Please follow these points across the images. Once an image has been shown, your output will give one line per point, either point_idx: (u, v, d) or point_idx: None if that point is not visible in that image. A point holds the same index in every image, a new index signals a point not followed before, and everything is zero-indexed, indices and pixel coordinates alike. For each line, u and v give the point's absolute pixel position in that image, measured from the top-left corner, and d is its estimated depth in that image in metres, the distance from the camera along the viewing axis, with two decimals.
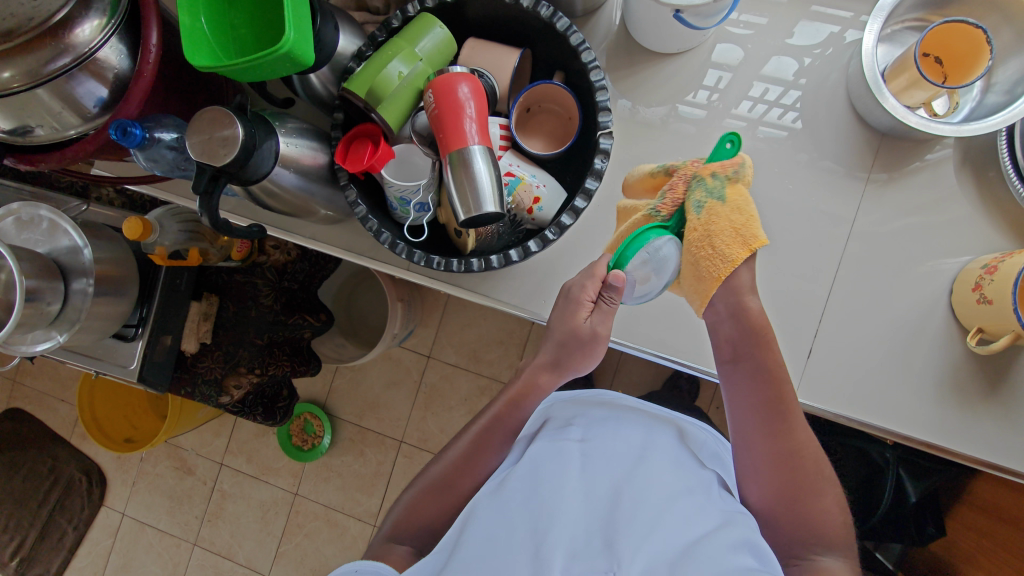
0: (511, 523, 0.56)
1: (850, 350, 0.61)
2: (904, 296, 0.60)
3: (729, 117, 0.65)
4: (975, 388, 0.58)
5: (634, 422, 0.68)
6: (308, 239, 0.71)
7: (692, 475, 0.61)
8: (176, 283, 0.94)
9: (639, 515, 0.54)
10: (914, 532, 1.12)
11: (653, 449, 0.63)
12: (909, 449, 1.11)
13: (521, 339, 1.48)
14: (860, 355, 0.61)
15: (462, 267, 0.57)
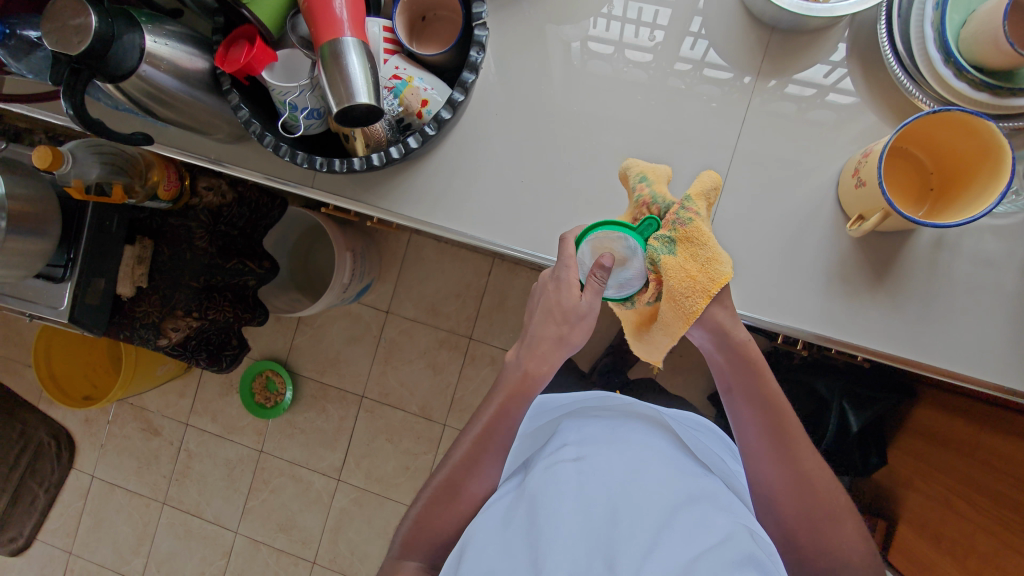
0: (512, 552, 0.54)
1: (743, 247, 0.61)
2: (793, 190, 0.61)
3: (622, 21, 0.64)
4: (862, 278, 0.59)
5: (631, 436, 0.65)
6: (212, 161, 0.71)
7: (694, 483, 0.60)
8: (106, 224, 0.93)
9: (638, 534, 0.53)
10: (859, 463, 1.14)
11: (653, 461, 0.61)
12: (851, 380, 1.12)
13: (479, 291, 1.49)
14: (753, 252, 0.61)
15: (343, 166, 0.58)
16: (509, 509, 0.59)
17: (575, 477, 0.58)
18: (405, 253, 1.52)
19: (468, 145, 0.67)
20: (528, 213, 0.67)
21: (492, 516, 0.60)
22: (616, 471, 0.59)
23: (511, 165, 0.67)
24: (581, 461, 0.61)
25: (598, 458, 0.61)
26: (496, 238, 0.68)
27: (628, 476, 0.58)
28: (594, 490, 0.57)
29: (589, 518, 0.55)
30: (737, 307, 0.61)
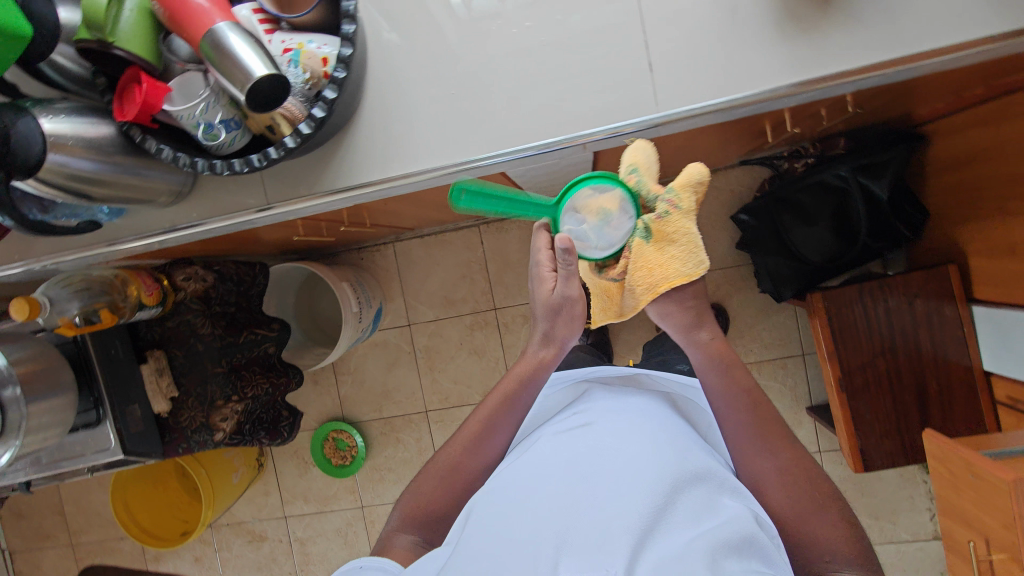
0: (520, 525, 0.56)
1: (682, 43, 0.59)
2: None
3: None
4: (807, 9, 0.57)
5: (638, 417, 0.67)
6: (169, 231, 0.71)
7: (699, 459, 0.61)
8: (111, 352, 0.94)
9: (644, 508, 0.55)
10: (905, 229, 1.12)
11: (659, 439, 0.63)
12: (857, 155, 1.09)
13: (481, 262, 1.48)
14: (693, 43, 0.59)
15: (279, 151, 0.56)
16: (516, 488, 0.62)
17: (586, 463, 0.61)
18: (398, 265, 1.51)
19: (388, 88, 0.65)
20: (473, 118, 0.64)
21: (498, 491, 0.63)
22: (620, 451, 0.61)
23: (437, 84, 0.64)
24: (586, 448, 0.63)
25: (598, 445, 0.63)
26: (455, 159, 0.65)
27: (634, 457, 0.60)
28: (599, 473, 0.59)
29: (593, 499, 0.57)
30: (652, 114, 0.61)
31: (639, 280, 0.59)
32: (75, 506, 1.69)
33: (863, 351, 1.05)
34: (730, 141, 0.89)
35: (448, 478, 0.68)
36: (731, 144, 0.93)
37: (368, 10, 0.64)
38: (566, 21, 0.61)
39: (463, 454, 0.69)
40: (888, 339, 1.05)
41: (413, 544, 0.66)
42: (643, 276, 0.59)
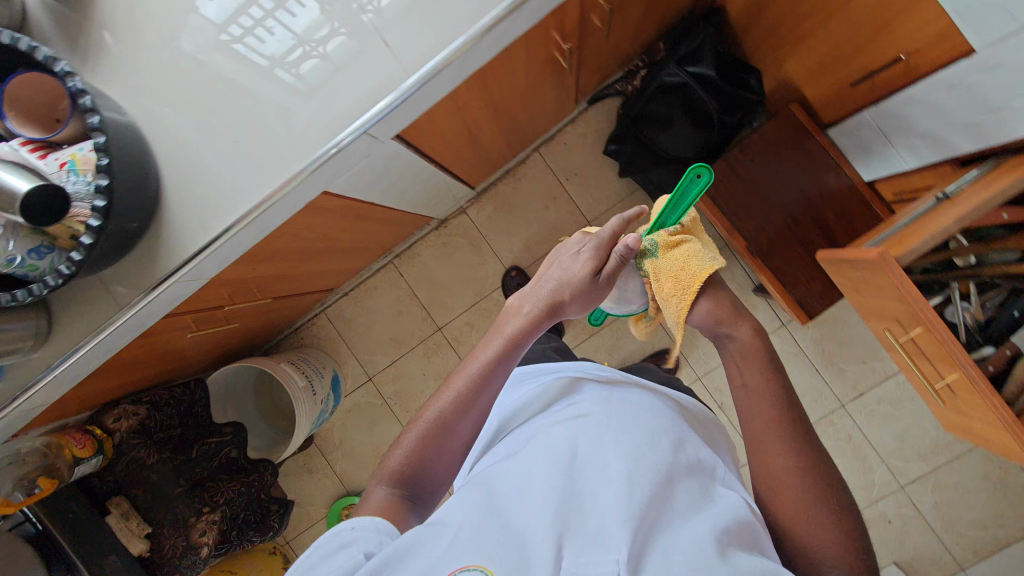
0: (529, 510, 0.55)
1: (404, 15, 0.65)
2: None
3: None
4: None
5: (636, 408, 0.67)
6: (48, 373, 0.73)
7: (687, 450, 0.63)
8: (69, 515, 0.97)
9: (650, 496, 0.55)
10: (746, 95, 1.18)
11: (660, 431, 0.63)
12: (673, 51, 1.16)
13: (409, 293, 1.50)
14: (412, 11, 0.65)
15: (80, 252, 0.60)
16: (520, 473, 0.60)
17: (592, 450, 0.60)
18: (337, 330, 1.53)
19: (182, 162, 0.69)
20: (266, 157, 0.69)
21: (503, 478, 0.61)
22: (620, 440, 0.61)
23: (223, 142, 0.69)
24: (585, 437, 0.62)
25: (596, 432, 0.62)
26: (262, 195, 0.69)
27: (636, 446, 0.60)
28: (598, 462, 0.59)
29: (596, 488, 0.56)
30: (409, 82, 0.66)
31: (670, 288, 0.69)
32: None
33: (755, 213, 1.08)
34: (534, 83, 0.94)
35: (433, 434, 0.62)
36: (542, 86, 0.98)
37: (135, 105, 0.69)
38: (303, 41, 0.67)
39: (450, 408, 0.63)
40: (772, 192, 1.08)
41: (394, 500, 0.60)
42: (671, 282, 0.69)
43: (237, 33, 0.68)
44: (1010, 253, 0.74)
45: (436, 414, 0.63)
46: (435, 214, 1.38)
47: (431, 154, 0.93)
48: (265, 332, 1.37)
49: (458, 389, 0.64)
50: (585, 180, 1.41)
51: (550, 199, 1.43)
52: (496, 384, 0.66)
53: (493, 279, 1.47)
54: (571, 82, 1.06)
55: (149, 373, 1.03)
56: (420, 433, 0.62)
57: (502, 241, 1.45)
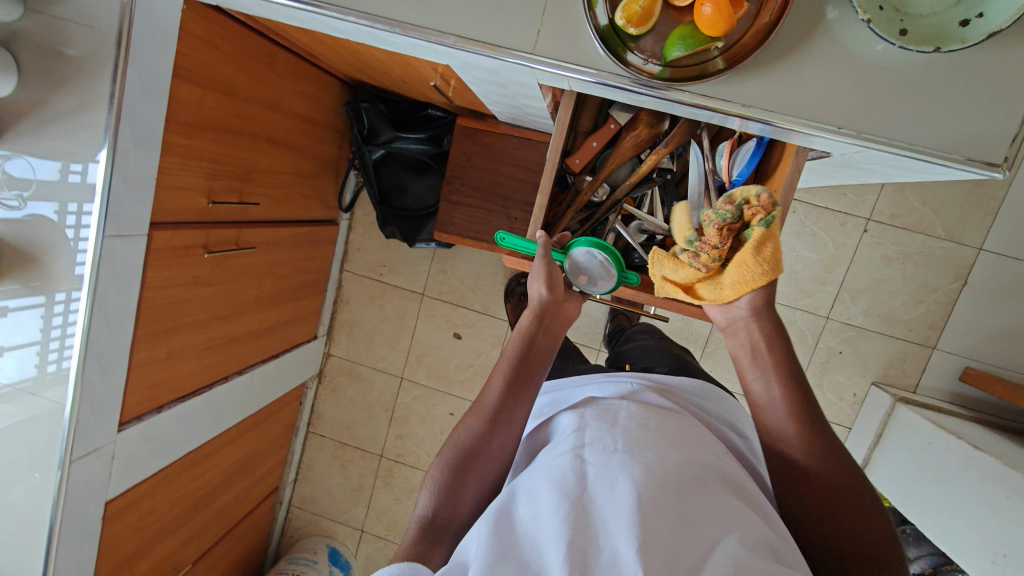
0: (548, 537, 0.46)
1: (44, 363, 0.74)
2: None
3: None
4: (55, 280, 0.73)
5: (643, 406, 0.58)
6: None
7: (700, 446, 0.54)
8: None
9: (672, 513, 0.46)
10: (440, 124, 1.22)
11: (675, 435, 0.54)
12: (357, 137, 1.23)
13: (337, 446, 1.59)
14: (45, 358, 0.74)
15: None
16: (534, 485, 0.51)
17: (604, 454, 0.51)
18: (310, 511, 1.62)
19: None
20: (26, 531, 0.78)
21: (519, 496, 0.51)
22: (632, 439, 0.52)
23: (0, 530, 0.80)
24: (593, 439, 0.52)
25: (606, 433, 0.53)
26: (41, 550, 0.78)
27: (659, 448, 0.51)
28: (612, 468, 0.49)
29: (611, 495, 0.47)
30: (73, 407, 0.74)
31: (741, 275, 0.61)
32: None
33: (497, 221, 1.12)
34: (237, 275, 1.02)
35: (462, 464, 0.55)
36: (251, 267, 1.05)
37: None
38: None
39: (485, 425, 0.57)
40: (497, 194, 1.12)
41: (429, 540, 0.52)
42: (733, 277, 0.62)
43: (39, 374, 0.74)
44: (625, 168, 0.77)
45: (470, 433, 0.57)
46: (302, 379, 1.47)
47: (195, 387, 1.01)
48: (245, 560, 1.48)
49: (485, 419, 0.57)
50: (394, 265, 1.48)
51: (382, 298, 1.50)
52: (525, 397, 0.60)
53: (387, 390, 1.53)
54: (279, 237, 1.13)
55: None
56: (450, 467, 0.55)
57: (373, 356, 1.53)
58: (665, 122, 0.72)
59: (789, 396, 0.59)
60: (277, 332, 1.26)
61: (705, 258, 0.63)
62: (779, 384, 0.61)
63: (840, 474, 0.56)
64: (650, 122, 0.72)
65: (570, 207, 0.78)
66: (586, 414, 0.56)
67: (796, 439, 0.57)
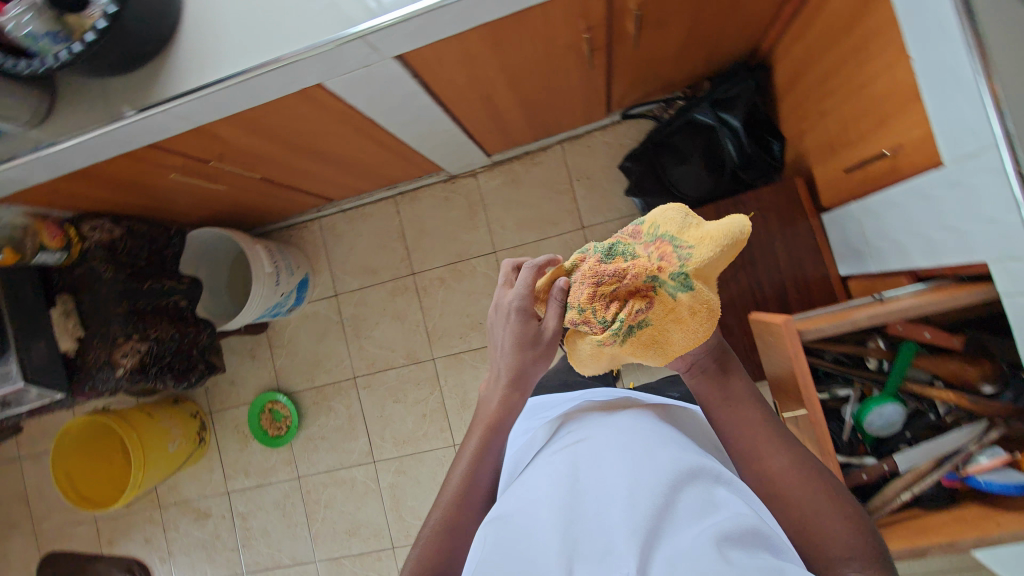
0: (536, 530, 0.55)
1: None
2: None
3: None
4: None
5: (642, 424, 0.66)
6: (41, 151, 0.84)
7: (699, 455, 0.61)
8: (19, 293, 1.06)
9: (660, 505, 0.53)
10: (769, 160, 1.20)
11: (670, 445, 0.61)
12: (712, 92, 1.18)
13: (397, 230, 1.56)
14: None
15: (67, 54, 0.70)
16: (527, 490, 0.61)
17: (589, 461, 0.60)
18: (323, 239, 1.60)
19: (206, 12, 0.77)
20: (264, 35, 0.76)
21: (510, 498, 0.62)
22: (627, 448, 0.60)
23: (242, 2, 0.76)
24: (585, 455, 0.62)
25: (599, 450, 0.61)
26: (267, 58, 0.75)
27: (653, 455, 0.59)
28: (605, 471, 0.58)
29: (596, 490, 0.56)
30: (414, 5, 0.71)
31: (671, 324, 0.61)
32: (38, 493, 1.79)
33: (725, 264, 1.10)
34: (555, 66, 0.98)
35: (442, 530, 0.66)
36: (565, 72, 1.02)
37: None
38: None
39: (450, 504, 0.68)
40: (748, 251, 1.09)
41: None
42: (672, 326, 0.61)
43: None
44: (922, 373, 0.86)
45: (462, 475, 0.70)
46: (447, 168, 1.43)
47: (436, 91, 0.97)
48: (257, 215, 1.45)
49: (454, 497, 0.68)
50: (594, 185, 1.45)
51: (557, 194, 1.46)
52: (492, 458, 0.71)
53: (476, 245, 1.52)
54: (593, 79, 1.10)
55: (137, 203, 1.13)
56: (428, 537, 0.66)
57: (497, 216, 1.50)
58: (987, 387, 0.80)
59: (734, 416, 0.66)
60: (495, 126, 1.23)
61: (605, 324, 0.62)
62: (734, 420, 0.66)
63: (819, 488, 0.59)
64: (982, 373, 0.80)
65: (844, 345, 0.91)
66: (578, 435, 0.67)
67: (777, 457, 0.61)
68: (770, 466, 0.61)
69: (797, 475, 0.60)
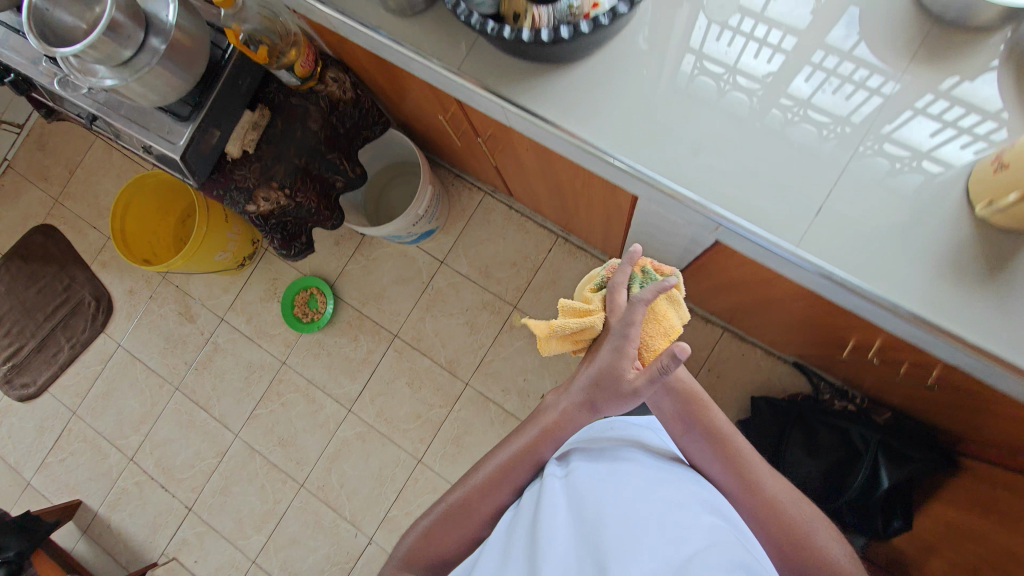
0: (538, 539, 0.59)
1: (853, 226, 0.63)
2: (915, 177, 0.63)
3: (802, 65, 0.66)
4: (975, 271, 0.59)
5: (626, 453, 0.70)
6: (372, 29, 0.77)
7: (681, 481, 0.65)
8: (238, 81, 1.00)
9: (648, 519, 0.57)
10: (880, 528, 1.12)
11: (647, 473, 0.66)
12: (890, 434, 1.11)
13: (535, 264, 1.50)
14: (859, 232, 0.63)
15: (495, 31, 0.61)
16: (531, 510, 0.66)
17: (581, 483, 0.65)
18: (474, 212, 1.54)
19: (618, 56, 0.70)
20: (646, 133, 0.69)
21: (517, 518, 0.66)
22: (617, 476, 0.65)
23: (655, 78, 0.69)
24: (577, 484, 0.66)
25: (587, 485, 0.65)
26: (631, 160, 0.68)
27: (635, 483, 0.64)
28: (599, 493, 0.63)
29: (591, 507, 0.61)
30: (796, 246, 0.64)
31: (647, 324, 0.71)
32: (85, 177, 1.77)
33: None
34: (812, 327, 0.91)
35: (450, 518, 0.74)
36: (811, 331, 0.95)
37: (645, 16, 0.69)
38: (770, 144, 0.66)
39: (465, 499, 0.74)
40: None
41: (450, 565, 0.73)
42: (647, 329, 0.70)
43: (791, 99, 0.66)
44: None
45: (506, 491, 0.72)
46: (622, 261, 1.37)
47: (702, 259, 0.91)
48: (445, 150, 1.38)
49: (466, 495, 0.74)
50: (717, 387, 1.38)
51: None
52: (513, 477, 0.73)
53: None
54: (822, 348, 1.02)
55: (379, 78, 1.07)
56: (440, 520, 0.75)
57: None
58: None
59: (720, 437, 0.71)
60: (701, 290, 1.15)
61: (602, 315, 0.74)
62: (710, 444, 0.72)
63: (800, 505, 0.68)
64: None
65: None
66: (572, 460, 0.71)
67: (761, 480, 0.69)
68: (756, 500, 0.68)
69: (782, 501, 0.67)
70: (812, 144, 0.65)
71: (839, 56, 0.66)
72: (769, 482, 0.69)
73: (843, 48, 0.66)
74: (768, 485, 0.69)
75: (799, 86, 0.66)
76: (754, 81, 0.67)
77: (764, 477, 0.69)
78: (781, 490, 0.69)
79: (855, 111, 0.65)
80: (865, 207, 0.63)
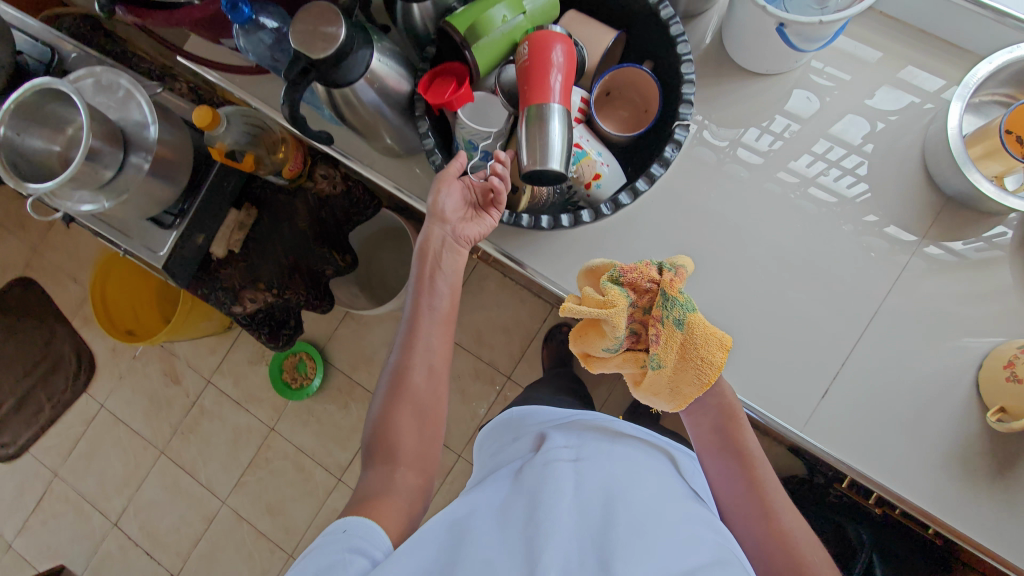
0: (511, 542, 0.49)
1: (862, 412, 0.62)
2: (924, 362, 0.62)
3: (783, 169, 0.66)
4: (984, 468, 0.59)
5: (628, 453, 0.60)
6: (364, 166, 0.73)
7: (685, 498, 0.56)
8: (223, 184, 0.96)
9: (648, 535, 0.48)
10: None
11: (648, 478, 0.56)
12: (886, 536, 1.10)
13: (529, 334, 1.48)
14: (870, 419, 0.62)
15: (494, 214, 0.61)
16: (506, 499, 0.55)
17: (575, 477, 0.55)
18: (468, 277, 1.51)
19: (623, 215, 0.67)
20: None
21: (484, 505, 0.55)
22: (616, 475, 0.55)
23: (661, 241, 0.67)
24: (568, 475, 0.55)
25: (603, 464, 0.57)
26: None
27: (639, 487, 0.54)
28: (595, 492, 0.53)
29: (583, 510, 0.51)
30: (802, 432, 0.62)
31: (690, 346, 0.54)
32: (66, 228, 1.72)
33: None
34: None
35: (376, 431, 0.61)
36: None
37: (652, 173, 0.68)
38: (779, 321, 0.64)
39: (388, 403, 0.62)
40: None
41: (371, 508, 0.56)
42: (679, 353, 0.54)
43: (794, 175, 0.66)
44: None
45: (374, 415, 0.63)
46: None
47: None
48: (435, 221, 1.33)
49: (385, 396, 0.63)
50: None
51: None
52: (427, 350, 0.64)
53: None
54: None
55: None
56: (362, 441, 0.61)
57: (615, 405, 1.42)
58: None
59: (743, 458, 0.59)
60: None
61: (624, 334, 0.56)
62: (734, 459, 0.59)
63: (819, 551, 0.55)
64: None
65: None
66: (567, 445, 0.61)
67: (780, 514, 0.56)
68: (768, 528, 0.55)
69: (797, 538, 0.55)
70: (822, 320, 0.64)
71: (836, 164, 0.66)
72: (788, 519, 0.56)
73: (842, 185, 0.65)
74: (788, 517, 0.56)
75: (807, 259, 0.65)
76: (761, 250, 0.65)
77: (784, 510, 0.56)
78: (800, 528, 0.56)
79: (856, 196, 0.65)
80: (874, 390, 0.62)
